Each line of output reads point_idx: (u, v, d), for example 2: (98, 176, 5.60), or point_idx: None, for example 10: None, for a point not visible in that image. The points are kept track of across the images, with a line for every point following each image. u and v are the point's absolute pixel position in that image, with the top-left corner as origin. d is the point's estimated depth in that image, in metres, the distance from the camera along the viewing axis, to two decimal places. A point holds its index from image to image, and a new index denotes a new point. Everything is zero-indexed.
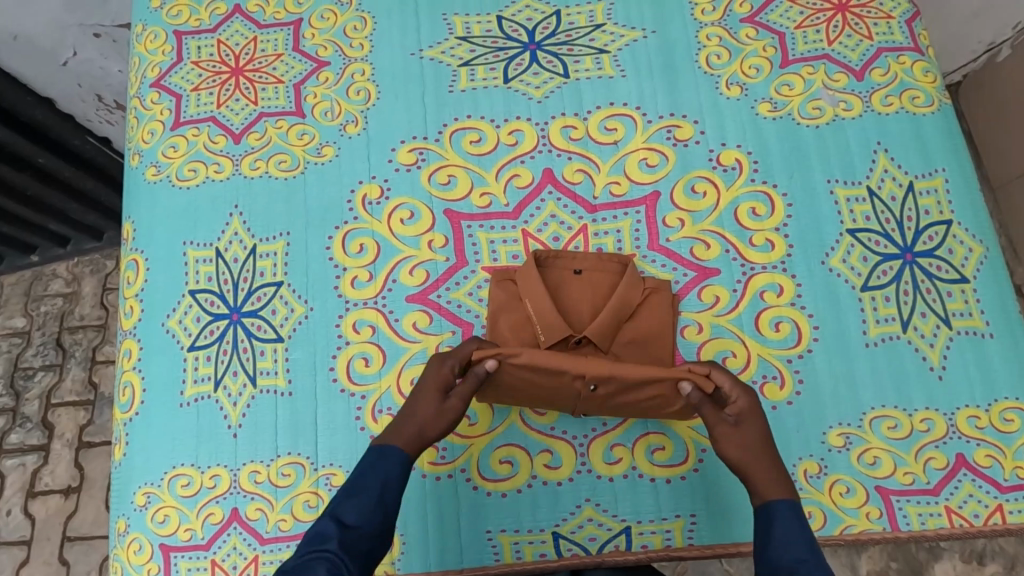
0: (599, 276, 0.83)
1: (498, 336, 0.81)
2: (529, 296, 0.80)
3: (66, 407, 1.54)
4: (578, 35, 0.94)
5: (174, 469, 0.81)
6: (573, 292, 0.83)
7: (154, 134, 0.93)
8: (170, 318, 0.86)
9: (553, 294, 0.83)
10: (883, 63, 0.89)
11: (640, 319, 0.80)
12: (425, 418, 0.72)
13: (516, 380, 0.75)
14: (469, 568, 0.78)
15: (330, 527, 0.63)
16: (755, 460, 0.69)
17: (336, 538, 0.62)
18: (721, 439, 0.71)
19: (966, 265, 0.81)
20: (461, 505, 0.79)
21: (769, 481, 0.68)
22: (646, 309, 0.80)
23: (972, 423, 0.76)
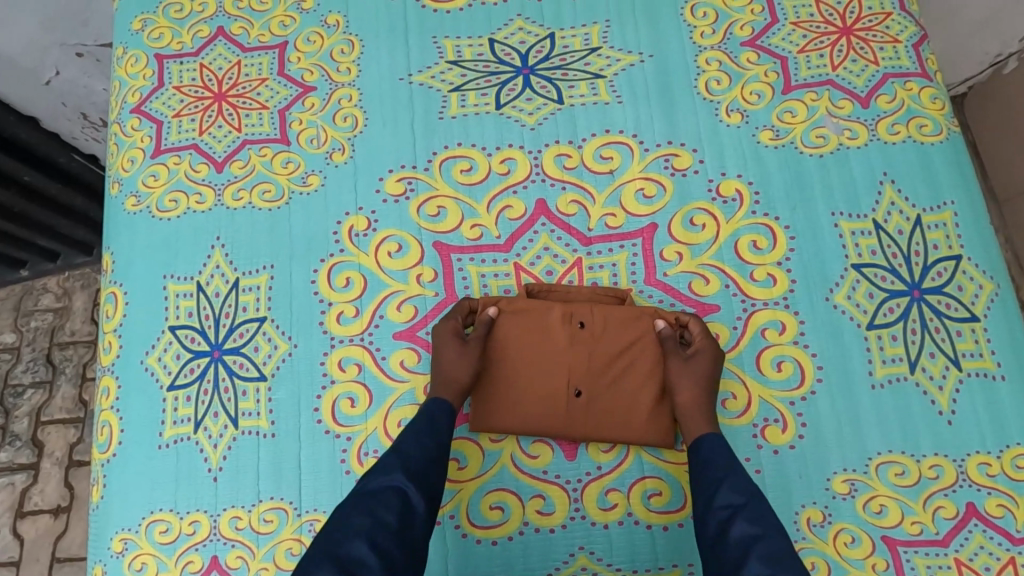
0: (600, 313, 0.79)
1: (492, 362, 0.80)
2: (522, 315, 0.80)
3: (56, 424, 1.51)
4: (572, 59, 0.91)
5: (152, 514, 0.78)
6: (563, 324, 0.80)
7: (133, 162, 0.90)
8: (148, 355, 0.83)
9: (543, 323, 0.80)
10: (889, 89, 0.86)
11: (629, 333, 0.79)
12: (449, 370, 0.76)
13: (510, 341, 0.80)
14: None
15: (391, 459, 0.68)
16: (702, 401, 0.74)
17: (403, 469, 0.67)
18: (676, 379, 0.76)
19: (977, 302, 0.78)
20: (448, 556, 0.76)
21: (702, 418, 0.74)
22: (636, 326, 0.79)
23: (983, 470, 0.73)
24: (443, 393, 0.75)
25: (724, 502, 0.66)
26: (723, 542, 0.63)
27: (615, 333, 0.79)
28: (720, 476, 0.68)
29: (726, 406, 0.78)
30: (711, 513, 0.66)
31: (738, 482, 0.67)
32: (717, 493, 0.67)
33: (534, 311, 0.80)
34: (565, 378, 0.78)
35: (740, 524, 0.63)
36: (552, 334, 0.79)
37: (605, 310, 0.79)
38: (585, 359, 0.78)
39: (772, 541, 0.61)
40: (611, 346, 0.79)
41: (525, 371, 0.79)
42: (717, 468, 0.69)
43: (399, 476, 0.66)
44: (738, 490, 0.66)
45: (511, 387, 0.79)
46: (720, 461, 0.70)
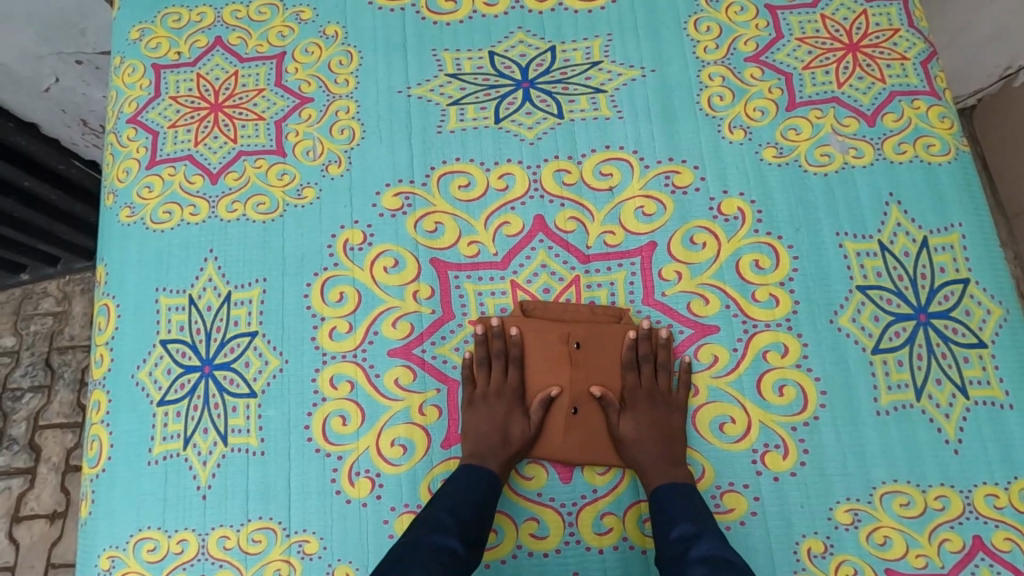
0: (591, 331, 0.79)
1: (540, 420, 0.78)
2: (537, 348, 0.79)
3: (53, 429, 1.50)
4: (573, 73, 0.89)
5: (140, 532, 0.77)
6: (552, 343, 0.79)
7: (129, 172, 0.89)
8: (139, 369, 0.82)
9: (544, 344, 0.79)
10: (896, 108, 0.84)
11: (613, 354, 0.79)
12: (485, 427, 0.76)
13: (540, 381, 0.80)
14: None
15: (446, 518, 0.68)
16: (671, 449, 0.74)
17: (453, 530, 0.67)
18: (644, 419, 0.76)
19: (984, 328, 0.76)
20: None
21: (661, 465, 0.73)
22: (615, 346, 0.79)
23: (990, 502, 0.71)
24: (481, 438, 0.75)
25: (672, 553, 0.66)
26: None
27: (606, 351, 0.79)
28: (667, 519, 0.69)
29: (725, 430, 0.76)
30: (669, 568, 0.66)
31: (683, 527, 0.67)
32: (667, 544, 0.67)
33: (538, 328, 0.79)
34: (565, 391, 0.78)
35: (691, 567, 0.63)
36: (545, 351, 0.79)
37: (603, 331, 0.79)
38: (583, 374, 0.79)
39: None
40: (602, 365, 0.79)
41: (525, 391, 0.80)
42: (664, 515, 0.69)
43: (452, 538, 0.66)
44: (681, 536, 0.66)
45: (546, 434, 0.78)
46: (669, 511, 0.69)
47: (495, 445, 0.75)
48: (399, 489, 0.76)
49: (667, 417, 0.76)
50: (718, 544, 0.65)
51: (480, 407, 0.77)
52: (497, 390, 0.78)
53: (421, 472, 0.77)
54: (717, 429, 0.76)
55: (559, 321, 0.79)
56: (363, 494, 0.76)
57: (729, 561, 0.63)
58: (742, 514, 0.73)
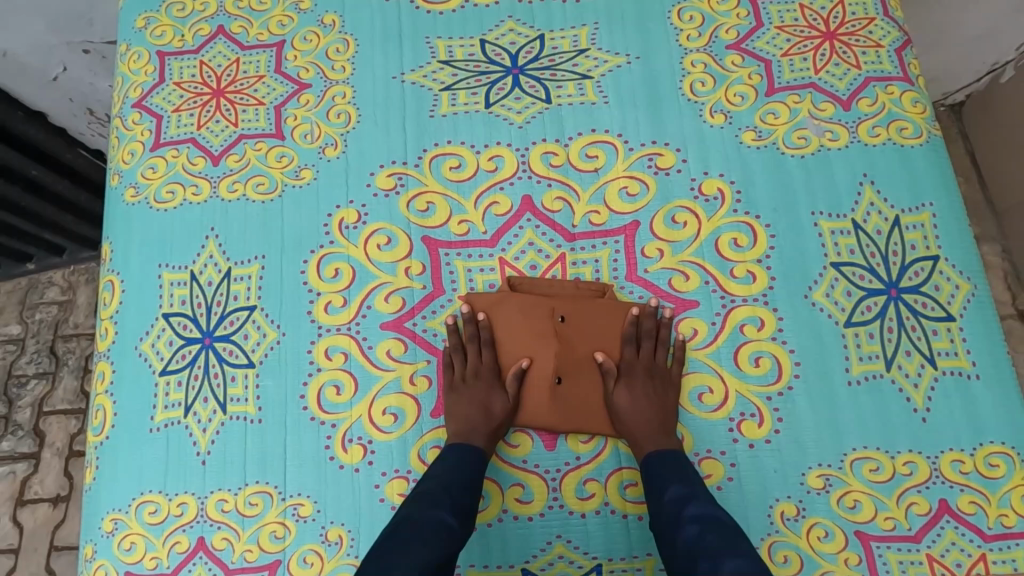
0: (579, 305, 0.82)
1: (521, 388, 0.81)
2: (524, 322, 0.82)
3: (57, 415, 1.54)
4: (561, 61, 0.93)
5: (142, 495, 0.80)
6: (541, 316, 0.81)
7: (133, 154, 0.92)
8: (142, 342, 0.85)
9: (530, 319, 0.82)
10: (871, 93, 0.87)
11: (602, 327, 0.82)
12: (468, 411, 0.78)
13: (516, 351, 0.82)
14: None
15: (440, 494, 0.71)
16: (661, 419, 0.77)
17: (447, 503, 0.70)
18: (640, 393, 0.78)
19: (953, 302, 0.79)
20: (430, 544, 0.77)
21: (653, 435, 0.76)
22: (604, 319, 0.82)
23: (956, 467, 0.74)
24: (470, 409, 0.78)
25: (668, 513, 0.68)
26: (676, 549, 0.65)
27: (593, 325, 0.82)
28: (661, 485, 0.72)
29: (703, 400, 0.79)
30: (664, 529, 0.68)
31: (678, 489, 0.70)
32: (662, 505, 0.70)
33: (521, 305, 0.82)
34: (552, 363, 0.81)
35: (686, 525, 0.66)
36: (533, 325, 0.82)
37: (587, 306, 0.82)
38: (569, 346, 0.81)
39: (710, 536, 0.63)
40: (589, 338, 0.82)
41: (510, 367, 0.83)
42: (658, 480, 0.72)
43: (450, 514, 0.69)
44: (676, 497, 0.69)
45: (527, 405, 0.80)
46: (662, 475, 0.72)
47: (478, 422, 0.78)
48: (387, 457, 0.79)
49: (660, 390, 0.78)
50: (708, 504, 0.68)
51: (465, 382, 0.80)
52: (474, 372, 0.81)
53: (411, 439, 0.80)
54: (696, 398, 0.79)
55: (545, 296, 0.82)
56: (355, 460, 0.80)
57: (718, 517, 0.66)
58: (719, 479, 0.76)
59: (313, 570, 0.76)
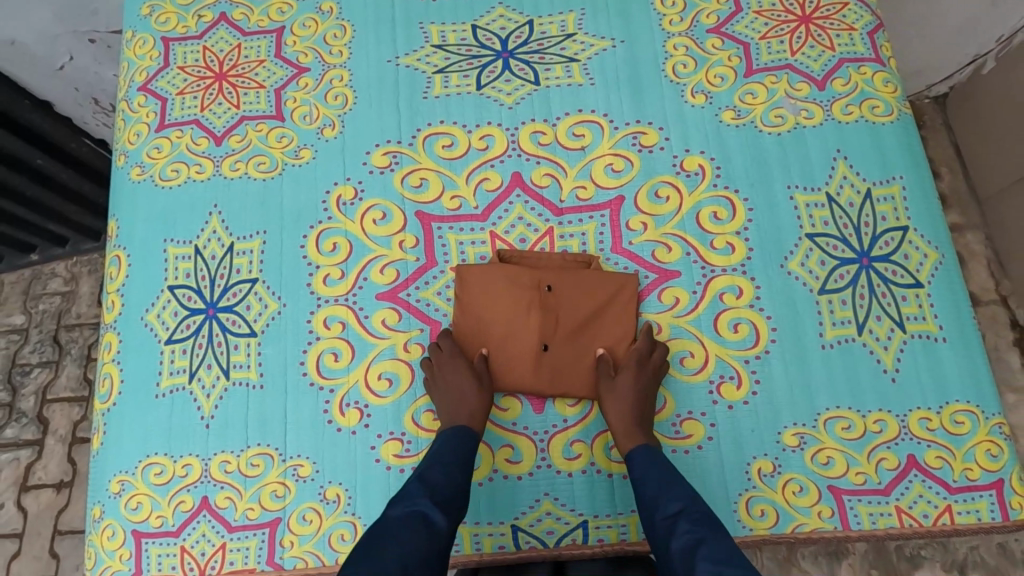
0: (563, 273, 0.85)
1: (506, 355, 0.84)
2: (511, 295, 0.85)
3: (60, 403, 1.57)
4: (549, 45, 0.97)
5: (147, 458, 0.84)
6: (529, 288, 0.84)
7: (139, 135, 0.96)
8: (148, 313, 0.89)
9: (518, 293, 0.85)
10: (845, 73, 0.91)
11: (590, 306, 0.84)
12: (453, 396, 0.79)
13: (502, 321, 0.85)
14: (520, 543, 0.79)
15: (418, 489, 0.72)
16: (646, 387, 0.79)
17: (427, 496, 0.71)
18: (628, 383, 0.79)
19: (921, 270, 0.83)
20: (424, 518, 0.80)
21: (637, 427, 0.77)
22: (591, 296, 0.84)
23: (923, 425, 0.78)
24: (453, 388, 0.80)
25: (665, 514, 0.69)
26: (669, 555, 0.66)
27: (580, 301, 0.84)
28: (656, 494, 0.71)
29: (684, 363, 0.83)
30: (656, 528, 0.69)
31: (674, 492, 0.71)
32: (658, 508, 0.70)
33: (510, 276, 0.85)
34: (537, 334, 0.84)
35: (684, 530, 0.67)
36: (523, 297, 0.84)
37: (573, 275, 0.85)
38: (554, 317, 0.84)
39: (712, 540, 0.65)
40: (574, 311, 0.84)
41: (497, 334, 0.85)
42: (654, 485, 0.72)
43: (436, 512, 0.70)
44: (675, 498, 0.70)
45: (511, 376, 0.84)
46: (655, 477, 0.72)
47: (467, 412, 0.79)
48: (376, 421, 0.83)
49: (649, 383, 0.79)
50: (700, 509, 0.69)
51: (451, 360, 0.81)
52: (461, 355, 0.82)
53: (406, 403, 0.84)
54: (677, 363, 0.83)
55: (534, 268, 0.86)
56: (352, 423, 0.83)
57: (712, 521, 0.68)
58: (700, 439, 0.80)
59: (312, 527, 0.80)
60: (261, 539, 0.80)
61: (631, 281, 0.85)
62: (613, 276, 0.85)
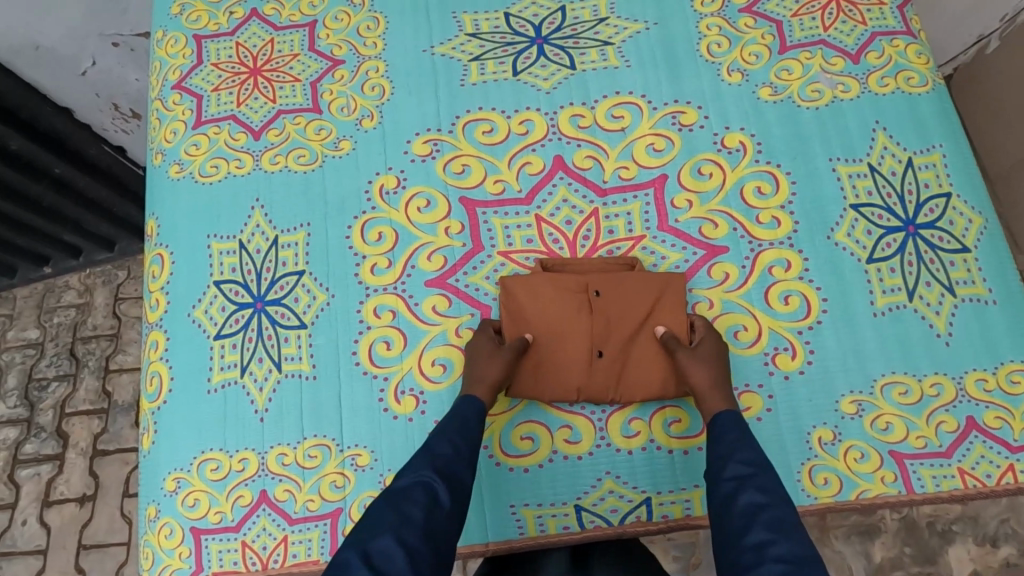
0: (604, 276, 0.84)
1: (557, 361, 0.82)
2: (554, 301, 0.83)
3: (80, 416, 1.54)
4: (583, 29, 0.97)
5: (203, 454, 0.83)
6: (572, 294, 0.83)
7: (176, 133, 0.96)
8: (195, 308, 0.88)
9: (562, 301, 0.83)
10: (878, 46, 0.93)
11: (638, 302, 0.82)
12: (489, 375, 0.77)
13: (548, 328, 0.83)
14: (568, 531, 0.79)
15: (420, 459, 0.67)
16: (719, 360, 0.78)
17: (431, 465, 0.66)
18: (701, 357, 0.77)
19: (967, 235, 0.84)
20: (480, 497, 0.80)
21: (720, 396, 0.75)
22: (639, 291, 0.82)
23: (980, 386, 0.79)
24: (490, 366, 0.78)
25: (733, 474, 0.65)
26: (731, 507, 0.63)
27: (627, 299, 0.83)
28: (727, 452, 0.68)
29: (738, 337, 0.83)
30: (718, 492, 0.65)
31: (744, 455, 0.67)
32: (726, 467, 0.66)
33: (555, 282, 0.83)
34: (588, 340, 0.82)
35: (748, 493, 0.63)
36: (568, 304, 0.83)
37: (615, 277, 0.83)
38: (603, 320, 0.82)
39: (779, 511, 0.61)
40: (623, 312, 0.82)
41: (546, 343, 0.83)
42: (727, 444, 0.69)
43: (442, 489, 0.64)
44: (742, 463, 0.66)
45: (565, 383, 0.81)
46: (731, 436, 0.70)
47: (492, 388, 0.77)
48: (428, 409, 0.82)
49: (719, 356, 0.78)
50: (755, 464, 0.66)
51: (488, 348, 0.80)
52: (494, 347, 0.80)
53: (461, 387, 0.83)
54: (731, 336, 0.83)
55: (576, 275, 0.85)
56: (408, 410, 0.83)
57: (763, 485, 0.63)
58: (758, 411, 0.80)
59: None
60: (323, 530, 0.79)
61: (676, 275, 0.83)
62: (656, 273, 0.83)
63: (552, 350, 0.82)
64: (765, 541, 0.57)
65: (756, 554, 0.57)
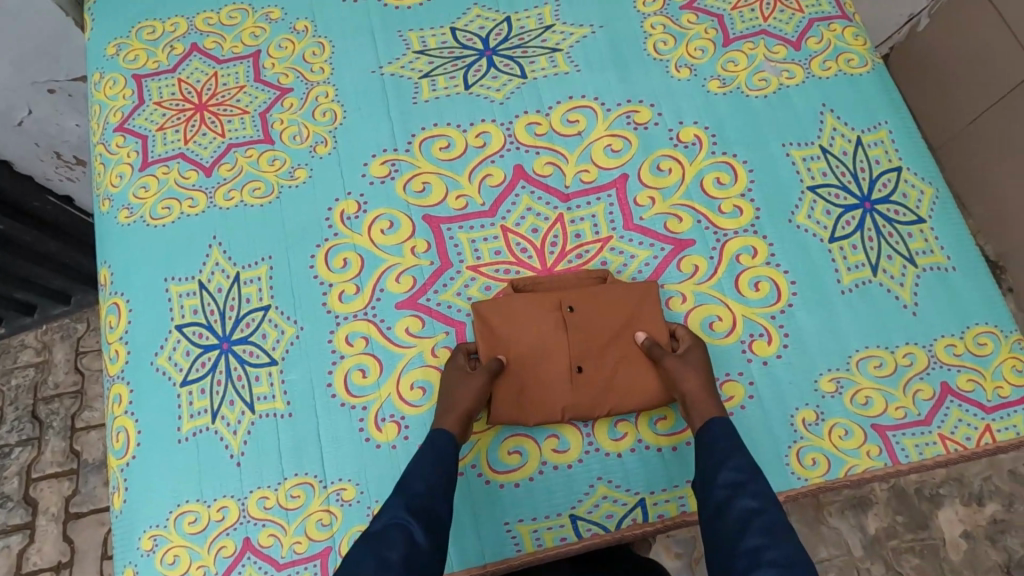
0: (579, 291, 0.83)
1: (539, 380, 0.81)
2: (530, 321, 0.82)
3: (48, 480, 1.46)
4: (530, 38, 0.98)
5: (179, 507, 0.79)
6: (548, 312, 0.82)
7: (122, 177, 0.93)
8: (158, 356, 0.85)
9: (538, 319, 0.82)
10: (817, 32, 0.95)
11: (615, 314, 0.82)
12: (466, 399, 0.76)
13: (526, 348, 0.82)
14: (565, 542, 0.78)
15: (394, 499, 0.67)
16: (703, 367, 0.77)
17: (404, 505, 0.66)
18: (685, 365, 0.77)
19: (921, 207, 0.87)
20: (473, 518, 0.78)
21: (707, 403, 0.75)
22: (615, 303, 0.82)
23: (950, 351, 0.80)
24: (469, 383, 0.77)
25: (727, 483, 0.66)
26: (722, 515, 0.64)
27: (603, 312, 0.82)
28: (723, 457, 0.69)
29: (714, 327, 0.83)
30: (708, 500, 0.67)
31: (737, 461, 0.68)
32: (719, 473, 0.67)
33: (530, 299, 0.82)
34: (568, 357, 0.81)
35: (743, 499, 0.64)
36: (545, 322, 0.82)
37: (590, 291, 0.83)
38: (581, 335, 0.82)
39: (772, 515, 0.62)
40: (601, 325, 0.82)
41: (527, 364, 0.82)
42: (721, 450, 0.69)
43: (418, 528, 0.64)
44: (733, 469, 0.67)
45: (549, 403, 0.80)
46: (724, 443, 0.70)
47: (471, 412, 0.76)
48: (413, 434, 0.80)
49: (702, 362, 0.78)
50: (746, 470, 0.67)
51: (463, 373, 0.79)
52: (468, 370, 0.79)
53: None
54: (706, 327, 0.83)
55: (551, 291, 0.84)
56: (390, 437, 0.81)
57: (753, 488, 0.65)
58: (741, 399, 0.80)
59: None
60: (314, 573, 0.76)
61: (651, 284, 0.83)
62: (631, 283, 0.83)
63: (532, 371, 0.81)
64: (760, 546, 0.59)
65: (751, 557, 0.59)
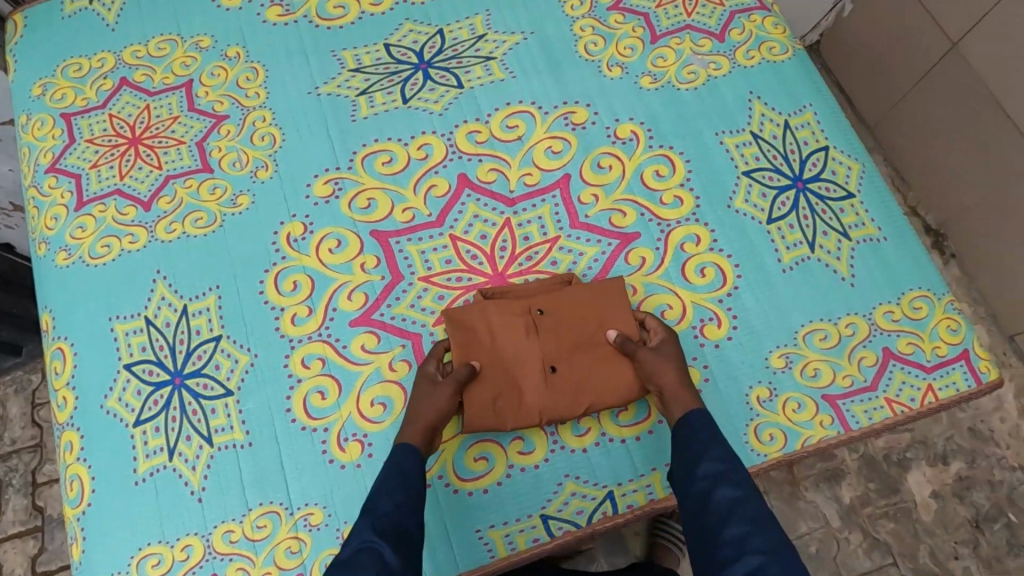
0: (547, 295, 0.84)
1: (513, 386, 0.81)
2: (500, 328, 0.82)
3: (11, 540, 1.39)
4: (464, 48, 0.99)
5: (141, 551, 0.77)
6: (517, 319, 0.83)
7: (57, 219, 0.90)
8: (108, 398, 0.83)
9: (508, 326, 0.83)
10: (738, 24, 0.99)
11: (583, 314, 0.83)
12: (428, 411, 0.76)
13: (498, 355, 0.82)
14: (536, 542, 0.78)
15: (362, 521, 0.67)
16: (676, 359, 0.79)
17: (371, 526, 0.66)
18: (657, 359, 0.78)
19: (850, 182, 0.90)
20: (444, 528, 0.78)
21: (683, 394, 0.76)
22: (583, 304, 0.83)
23: (888, 317, 0.84)
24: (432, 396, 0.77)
25: (709, 472, 0.68)
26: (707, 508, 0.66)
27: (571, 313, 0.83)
28: (703, 448, 0.70)
29: (665, 316, 0.85)
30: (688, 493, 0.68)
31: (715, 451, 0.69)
32: (700, 465, 0.69)
33: (496, 308, 0.83)
34: (541, 360, 0.82)
35: (725, 489, 0.66)
36: (515, 328, 0.83)
37: (558, 295, 0.84)
38: (552, 339, 0.83)
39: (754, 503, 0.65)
40: (570, 327, 0.83)
41: (500, 371, 0.82)
42: (700, 441, 0.71)
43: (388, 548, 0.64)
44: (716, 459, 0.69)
45: (526, 407, 0.80)
46: (703, 434, 0.71)
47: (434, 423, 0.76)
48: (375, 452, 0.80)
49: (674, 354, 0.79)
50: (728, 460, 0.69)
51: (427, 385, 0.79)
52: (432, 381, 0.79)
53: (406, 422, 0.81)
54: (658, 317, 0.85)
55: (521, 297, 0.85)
56: (354, 456, 0.80)
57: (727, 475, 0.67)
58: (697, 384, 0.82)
59: None
60: None
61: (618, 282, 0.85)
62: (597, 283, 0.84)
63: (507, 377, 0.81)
64: (746, 535, 0.62)
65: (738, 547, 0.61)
